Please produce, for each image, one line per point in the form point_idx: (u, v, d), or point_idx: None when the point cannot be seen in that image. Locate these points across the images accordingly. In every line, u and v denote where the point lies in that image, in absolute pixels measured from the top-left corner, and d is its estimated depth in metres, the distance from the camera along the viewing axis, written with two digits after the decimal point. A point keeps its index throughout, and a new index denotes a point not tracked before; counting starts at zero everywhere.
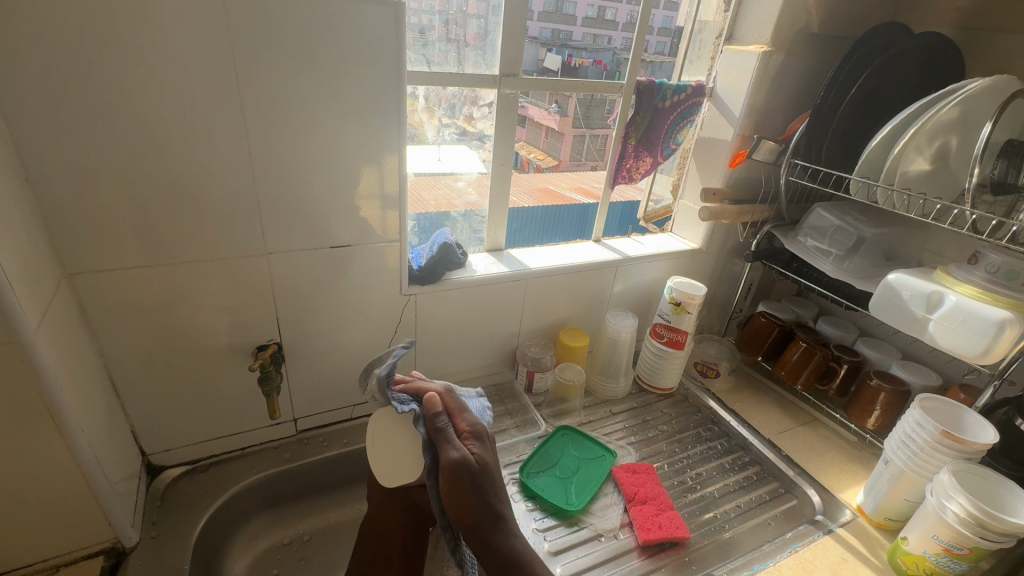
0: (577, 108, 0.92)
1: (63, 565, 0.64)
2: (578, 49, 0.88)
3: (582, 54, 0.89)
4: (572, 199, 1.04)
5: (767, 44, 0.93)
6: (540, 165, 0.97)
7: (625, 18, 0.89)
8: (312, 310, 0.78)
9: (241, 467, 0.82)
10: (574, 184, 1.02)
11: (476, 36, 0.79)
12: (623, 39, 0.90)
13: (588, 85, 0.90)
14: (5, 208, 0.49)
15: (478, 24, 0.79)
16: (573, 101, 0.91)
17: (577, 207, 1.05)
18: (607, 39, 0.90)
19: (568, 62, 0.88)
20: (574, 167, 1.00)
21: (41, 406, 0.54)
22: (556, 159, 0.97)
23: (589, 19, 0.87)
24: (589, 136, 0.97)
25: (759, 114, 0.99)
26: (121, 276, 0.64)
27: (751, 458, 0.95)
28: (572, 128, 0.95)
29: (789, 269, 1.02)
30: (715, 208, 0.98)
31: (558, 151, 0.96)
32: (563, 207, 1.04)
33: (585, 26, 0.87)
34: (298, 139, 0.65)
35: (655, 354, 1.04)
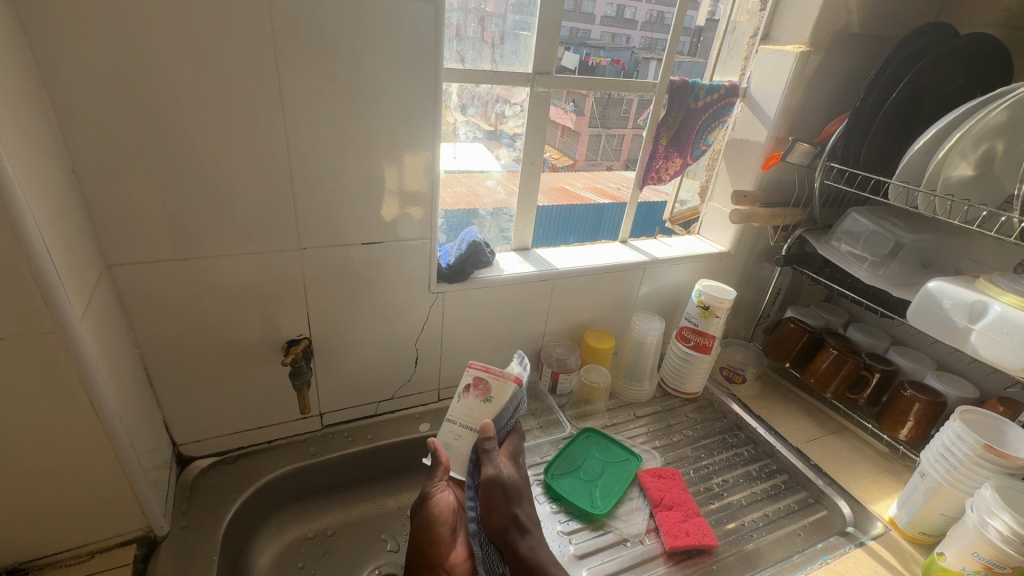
0: (594, 108, 0.90)
1: (98, 551, 0.65)
2: (597, 49, 0.86)
3: (599, 53, 0.86)
4: (587, 199, 1.02)
5: (804, 44, 0.91)
6: (556, 164, 0.94)
7: (644, 17, 0.87)
8: (342, 306, 0.78)
9: (267, 460, 0.83)
10: (590, 184, 1.00)
11: (494, 35, 0.78)
12: (640, 38, 0.88)
13: (606, 83, 0.88)
14: (54, 201, 0.50)
15: (500, 25, 0.77)
16: (590, 100, 0.89)
17: (592, 207, 1.02)
18: (625, 38, 0.87)
19: (585, 61, 0.85)
20: (590, 167, 0.98)
21: (84, 395, 0.55)
22: (571, 159, 0.95)
23: (608, 19, 0.84)
24: (605, 136, 0.95)
25: (795, 116, 0.97)
26: (160, 269, 0.64)
27: (779, 466, 0.93)
28: (589, 128, 0.93)
29: (822, 274, 1.01)
30: (746, 211, 0.97)
31: (574, 151, 0.94)
32: (578, 208, 1.01)
33: (603, 25, 0.84)
34: (336, 136, 0.66)
35: (680, 357, 1.02)
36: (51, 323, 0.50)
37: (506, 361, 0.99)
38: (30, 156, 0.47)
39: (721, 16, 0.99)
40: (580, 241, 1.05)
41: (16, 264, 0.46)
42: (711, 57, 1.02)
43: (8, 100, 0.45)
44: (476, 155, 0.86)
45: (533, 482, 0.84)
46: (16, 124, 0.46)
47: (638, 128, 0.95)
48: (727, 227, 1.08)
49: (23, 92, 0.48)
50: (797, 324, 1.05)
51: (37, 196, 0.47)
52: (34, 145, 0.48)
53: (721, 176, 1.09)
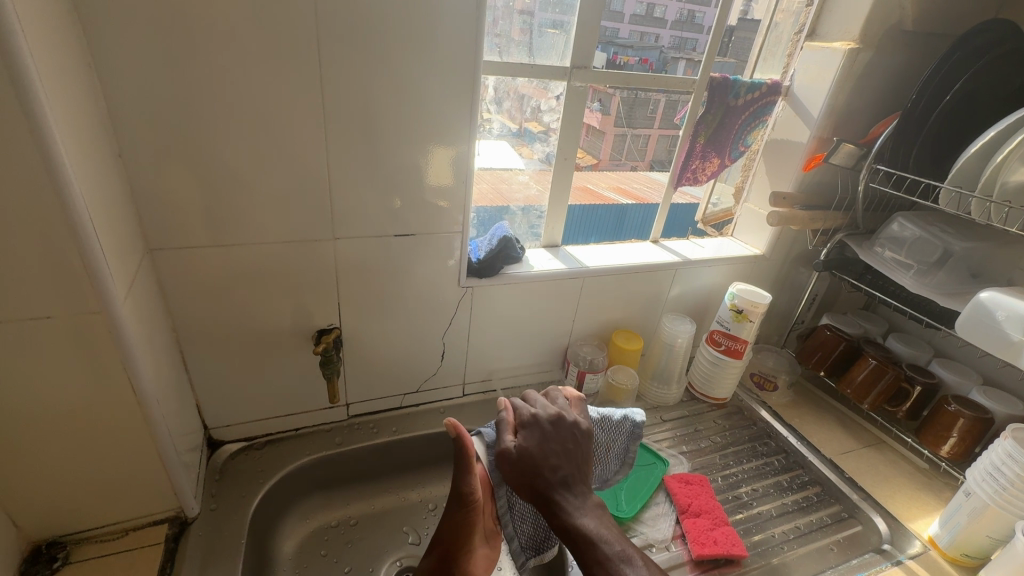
0: (621, 107, 0.88)
1: (132, 528, 0.67)
2: (625, 48, 0.84)
3: (627, 52, 0.85)
4: (610, 198, 1.01)
5: (853, 41, 0.88)
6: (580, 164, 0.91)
7: (674, 16, 0.85)
8: (373, 298, 0.79)
9: (294, 447, 0.84)
10: (612, 184, 0.99)
11: (522, 32, 0.76)
12: (670, 38, 0.86)
13: (634, 81, 0.86)
14: (101, 184, 0.51)
15: (523, 21, 0.76)
16: (616, 100, 0.87)
17: (615, 207, 1.01)
18: (654, 37, 0.86)
19: (613, 59, 0.83)
20: (614, 167, 0.96)
21: (123, 376, 0.56)
22: (596, 158, 0.93)
23: (636, 17, 0.83)
24: (631, 136, 0.93)
25: (840, 116, 0.94)
26: (199, 255, 0.65)
27: (811, 477, 0.90)
28: (614, 127, 0.90)
29: (863, 280, 0.98)
30: (785, 214, 0.94)
31: (598, 151, 0.92)
32: (601, 207, 1.00)
33: (632, 24, 0.83)
34: (373, 126, 0.65)
35: (710, 362, 1.00)
36: (96, 303, 0.51)
37: (532, 358, 0.98)
38: (81, 140, 0.48)
39: (764, 15, 0.95)
40: (600, 241, 1.03)
41: (65, 245, 0.47)
42: (752, 57, 0.98)
43: (63, 84, 0.46)
44: (498, 153, 0.84)
45: None
46: (69, 107, 0.47)
47: (664, 129, 0.93)
48: (763, 229, 1.05)
49: (76, 77, 0.49)
50: (833, 332, 1.01)
51: (87, 178, 0.48)
52: (85, 129, 0.49)
53: (758, 176, 1.06)
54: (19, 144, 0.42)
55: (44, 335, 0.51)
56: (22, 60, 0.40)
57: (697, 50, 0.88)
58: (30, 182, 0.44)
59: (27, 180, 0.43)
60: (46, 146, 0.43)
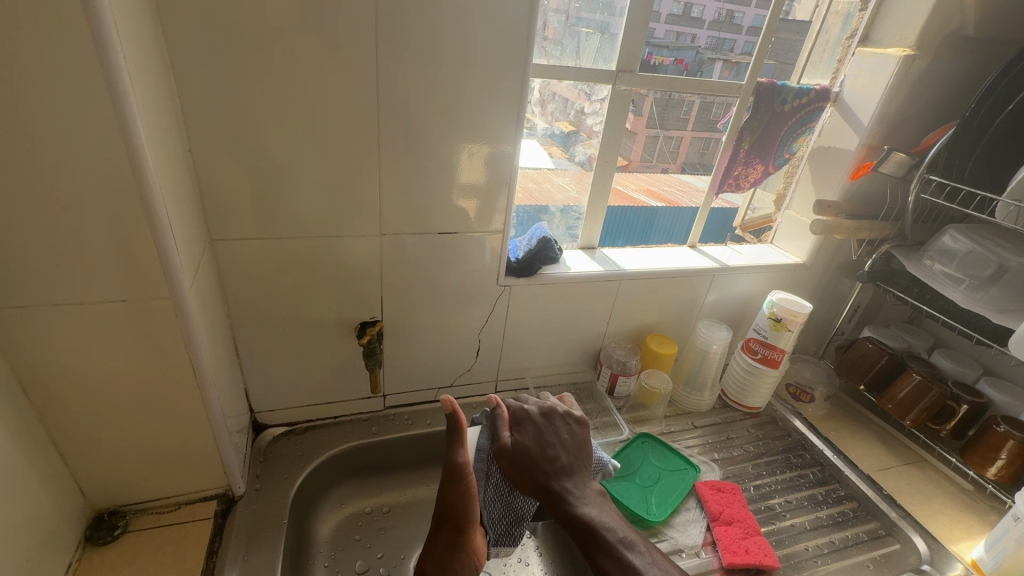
0: (654, 108, 0.86)
1: (184, 503, 0.71)
2: (660, 48, 0.82)
3: (663, 52, 0.83)
4: (640, 200, 0.98)
5: (909, 48, 0.85)
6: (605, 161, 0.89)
7: (712, 15, 0.83)
8: (414, 293, 0.81)
9: (333, 434, 0.87)
10: (643, 186, 0.96)
11: (554, 32, 0.76)
12: (707, 38, 0.85)
13: (665, 82, 0.84)
14: (173, 177, 0.55)
15: (560, 20, 0.76)
16: (649, 100, 0.85)
17: (645, 209, 0.99)
18: (691, 37, 0.84)
19: (648, 59, 0.82)
20: (645, 169, 0.94)
21: (185, 358, 0.59)
22: (625, 159, 0.90)
23: (674, 16, 0.80)
24: (663, 137, 0.91)
25: (891, 124, 0.91)
26: (255, 246, 0.69)
27: (847, 492, 0.88)
28: (646, 128, 0.88)
29: (908, 293, 0.95)
30: (829, 222, 0.92)
31: (630, 151, 0.90)
32: (630, 209, 0.98)
33: (669, 23, 0.81)
34: (424, 126, 0.67)
35: (745, 370, 0.99)
36: (165, 288, 0.54)
37: (565, 359, 0.99)
38: (159, 134, 0.51)
39: (815, 17, 0.92)
40: (627, 245, 1.02)
41: (141, 234, 0.50)
42: (800, 61, 0.95)
43: (146, 82, 0.49)
44: (530, 153, 0.84)
45: None
46: (150, 104, 0.50)
47: (697, 131, 0.92)
48: (804, 238, 1.03)
49: (157, 76, 0.52)
50: (875, 345, 0.99)
51: (162, 171, 0.51)
52: (162, 124, 0.53)
53: (802, 183, 1.04)
54: (108, 137, 0.45)
55: (117, 317, 0.54)
56: (115, 60, 0.43)
57: (735, 51, 0.86)
58: (115, 173, 0.47)
59: (112, 171, 0.47)
60: (130, 140, 0.46)
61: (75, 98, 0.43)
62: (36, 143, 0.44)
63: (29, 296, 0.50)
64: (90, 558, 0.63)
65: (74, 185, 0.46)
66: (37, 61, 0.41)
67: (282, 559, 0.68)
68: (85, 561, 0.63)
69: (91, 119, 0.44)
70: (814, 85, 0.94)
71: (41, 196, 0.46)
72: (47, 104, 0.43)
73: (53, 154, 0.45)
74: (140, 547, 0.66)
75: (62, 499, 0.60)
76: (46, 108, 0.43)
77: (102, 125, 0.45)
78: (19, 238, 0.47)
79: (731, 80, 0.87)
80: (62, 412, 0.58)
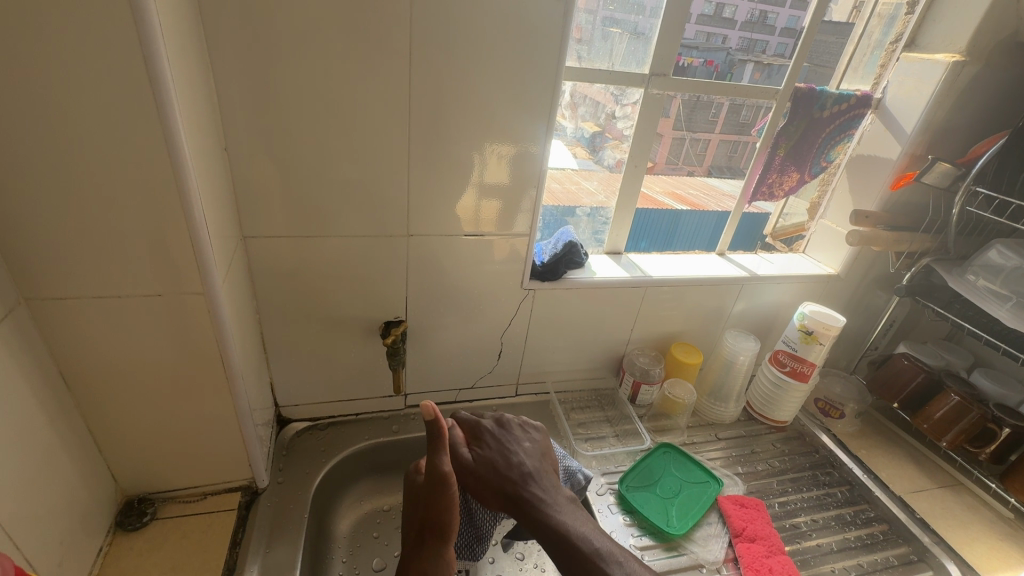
0: (681, 109, 0.84)
1: (210, 493, 0.73)
2: (689, 49, 0.80)
3: (692, 53, 0.80)
4: (663, 203, 0.95)
5: (959, 53, 0.82)
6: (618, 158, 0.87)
7: (744, 17, 0.81)
8: (439, 293, 0.81)
9: (354, 430, 0.88)
10: (669, 189, 0.94)
11: (584, 33, 0.75)
12: (739, 39, 0.83)
13: (695, 86, 0.82)
14: (209, 175, 0.56)
15: (587, 20, 0.74)
16: (676, 101, 0.83)
17: (668, 212, 0.96)
18: (721, 38, 0.82)
19: (678, 62, 0.80)
20: (669, 171, 0.91)
21: (216, 352, 0.60)
22: (652, 160, 0.88)
23: (703, 17, 0.78)
24: (689, 141, 0.88)
25: (936, 132, 0.88)
26: (286, 243, 0.70)
27: (877, 514, 0.85)
28: (672, 130, 0.86)
29: (949, 309, 0.91)
30: (867, 233, 0.90)
31: (655, 152, 0.87)
32: (653, 212, 0.95)
33: (699, 23, 0.78)
34: (455, 128, 0.67)
35: (772, 382, 0.96)
36: (199, 284, 0.55)
37: (587, 364, 0.98)
38: (198, 133, 0.53)
39: (857, 18, 0.88)
40: (650, 248, 1.00)
41: (178, 230, 0.52)
42: (840, 66, 0.91)
43: (187, 82, 0.50)
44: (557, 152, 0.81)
45: (606, 491, 0.83)
46: (191, 103, 0.51)
47: (725, 134, 0.89)
48: (839, 248, 1.00)
49: (198, 76, 0.53)
50: (911, 362, 0.95)
51: (199, 169, 0.53)
52: (201, 123, 0.54)
53: (839, 192, 1.01)
54: (150, 136, 0.47)
55: (151, 310, 0.56)
56: (159, 61, 0.44)
57: (767, 52, 0.84)
58: (155, 171, 0.48)
59: (152, 168, 0.48)
60: (171, 139, 0.47)
61: (120, 98, 0.44)
62: (84, 141, 0.45)
63: (71, 287, 0.52)
64: (119, 542, 0.65)
65: (117, 182, 0.48)
66: (87, 62, 0.42)
67: (302, 553, 0.69)
68: (115, 545, 0.65)
69: (135, 118, 0.45)
70: (855, 90, 0.91)
71: (87, 191, 0.48)
72: (95, 103, 0.44)
73: (97, 149, 0.46)
74: (167, 534, 0.67)
75: (95, 484, 0.62)
76: (93, 107, 0.44)
77: (145, 124, 0.46)
78: (64, 232, 0.49)
79: (763, 83, 0.85)
80: (98, 400, 0.60)
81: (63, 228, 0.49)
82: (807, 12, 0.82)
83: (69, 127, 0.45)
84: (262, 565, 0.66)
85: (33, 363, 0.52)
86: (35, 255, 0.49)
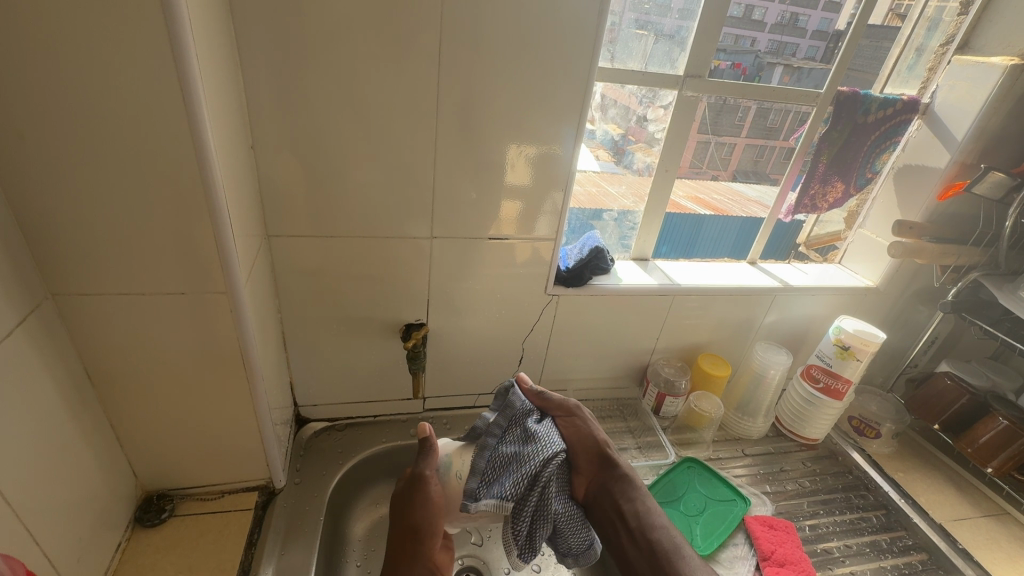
0: (706, 112, 0.81)
1: (228, 491, 0.72)
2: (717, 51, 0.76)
3: (718, 56, 0.77)
4: (686, 208, 0.91)
5: (1017, 57, 0.78)
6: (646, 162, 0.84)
7: (775, 18, 0.78)
8: (462, 297, 0.80)
9: (372, 432, 0.87)
10: (691, 193, 0.90)
11: (614, 34, 0.73)
12: (767, 42, 0.79)
13: (726, 88, 0.79)
14: (235, 173, 0.55)
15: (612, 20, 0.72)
16: (703, 104, 0.80)
17: (691, 217, 0.92)
18: (750, 41, 0.78)
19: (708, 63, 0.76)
20: (693, 176, 0.87)
21: (237, 351, 0.60)
22: (675, 167, 0.84)
23: (734, 19, 0.74)
24: (714, 144, 0.85)
25: (988, 140, 0.84)
26: (309, 243, 0.69)
27: (915, 541, 0.81)
28: (697, 134, 0.82)
29: (999, 327, 0.85)
30: (911, 245, 0.85)
31: (679, 159, 0.83)
32: (674, 216, 0.92)
33: (729, 26, 0.75)
34: (483, 129, 0.66)
35: (804, 398, 0.92)
36: (222, 283, 0.55)
37: (610, 372, 0.96)
38: (224, 131, 0.52)
39: (905, 22, 0.83)
40: (676, 255, 0.97)
41: (203, 228, 0.51)
42: (885, 69, 0.87)
43: (215, 79, 0.50)
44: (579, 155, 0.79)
45: None
46: (218, 101, 0.50)
47: (751, 138, 0.85)
48: (879, 259, 0.96)
49: (226, 73, 0.53)
50: (954, 382, 0.90)
51: (225, 167, 0.52)
52: (229, 120, 0.53)
53: (881, 202, 0.96)
54: (177, 133, 0.46)
55: (174, 307, 0.55)
56: (188, 58, 0.43)
57: (797, 55, 0.81)
58: (181, 169, 0.48)
59: (178, 165, 0.47)
60: (197, 136, 0.46)
61: (147, 94, 0.44)
62: (111, 136, 0.45)
63: (97, 284, 0.52)
64: (137, 538, 0.65)
65: (143, 178, 0.47)
66: (116, 58, 0.42)
67: (317, 557, 0.68)
68: (133, 541, 0.65)
69: (162, 114, 0.45)
70: (900, 95, 0.87)
71: (113, 188, 0.47)
72: (123, 99, 0.44)
73: (124, 145, 0.46)
74: (184, 532, 0.67)
75: (116, 479, 0.63)
76: (121, 102, 0.44)
77: (172, 120, 0.45)
78: (91, 228, 0.49)
79: (791, 85, 0.81)
80: (121, 396, 0.60)
81: (90, 224, 0.49)
82: (840, 15, 0.79)
83: (97, 123, 0.44)
84: (277, 568, 0.66)
85: (58, 358, 0.52)
86: (62, 251, 0.49)
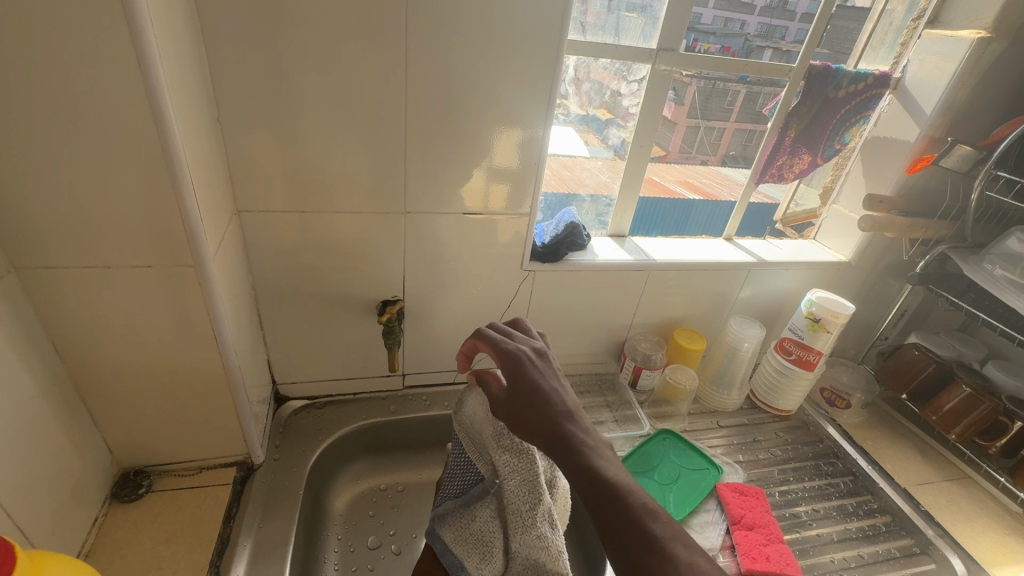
0: (696, 96, 0.82)
1: (206, 467, 0.73)
2: (706, 34, 0.78)
3: (709, 39, 0.78)
4: (678, 193, 0.94)
5: (984, 30, 0.79)
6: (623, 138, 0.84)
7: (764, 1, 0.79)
8: (436, 273, 0.80)
9: (352, 410, 0.88)
10: (681, 178, 0.92)
11: (595, 13, 0.73)
12: (758, 25, 0.80)
13: (708, 67, 0.79)
14: (198, 145, 0.54)
15: (600, 2, 0.72)
16: (692, 88, 0.81)
17: (682, 202, 0.95)
18: (740, 23, 0.79)
19: (693, 46, 0.78)
20: (683, 160, 0.90)
21: (208, 325, 0.60)
22: (664, 149, 0.87)
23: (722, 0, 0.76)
24: (704, 128, 0.86)
25: (957, 113, 0.85)
26: (280, 220, 0.69)
27: (880, 505, 0.84)
28: (687, 118, 0.84)
29: (964, 299, 0.87)
30: (880, 218, 0.86)
31: (669, 142, 0.86)
32: (665, 201, 0.94)
33: (717, 8, 0.77)
34: (452, 103, 0.66)
35: (777, 370, 0.94)
36: (189, 256, 0.55)
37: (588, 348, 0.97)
38: (186, 103, 0.51)
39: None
40: (659, 235, 0.98)
41: (167, 200, 0.51)
42: (858, 45, 0.88)
43: (175, 51, 0.49)
44: (563, 136, 0.81)
45: None
46: (178, 72, 0.50)
47: (741, 122, 0.87)
48: (851, 234, 0.97)
49: (187, 44, 0.52)
50: (922, 352, 0.92)
51: (188, 140, 0.51)
52: (192, 93, 0.53)
53: (853, 177, 0.97)
54: (134, 104, 0.45)
55: (143, 281, 0.55)
56: (141, 24, 0.42)
57: (786, 39, 0.81)
58: (140, 140, 0.47)
59: (137, 135, 0.47)
60: (155, 106, 0.46)
61: (102, 62, 0.43)
62: (66, 106, 0.44)
63: (59, 259, 0.51)
64: (115, 514, 0.66)
65: (102, 149, 0.47)
66: (68, 24, 0.41)
67: (294, 530, 0.69)
68: (111, 516, 0.66)
69: (119, 84, 0.44)
70: (873, 70, 0.88)
71: (74, 159, 0.47)
72: (78, 67, 0.43)
73: (76, 113, 0.45)
74: (162, 506, 0.68)
75: (91, 454, 0.63)
76: (70, 69, 0.43)
77: (129, 90, 0.45)
78: (53, 202, 0.48)
79: (780, 65, 0.82)
80: (92, 372, 0.60)
81: (52, 198, 0.48)
82: None
83: (47, 91, 0.43)
84: (255, 540, 0.66)
85: (23, 334, 0.52)
86: (25, 225, 0.48)
